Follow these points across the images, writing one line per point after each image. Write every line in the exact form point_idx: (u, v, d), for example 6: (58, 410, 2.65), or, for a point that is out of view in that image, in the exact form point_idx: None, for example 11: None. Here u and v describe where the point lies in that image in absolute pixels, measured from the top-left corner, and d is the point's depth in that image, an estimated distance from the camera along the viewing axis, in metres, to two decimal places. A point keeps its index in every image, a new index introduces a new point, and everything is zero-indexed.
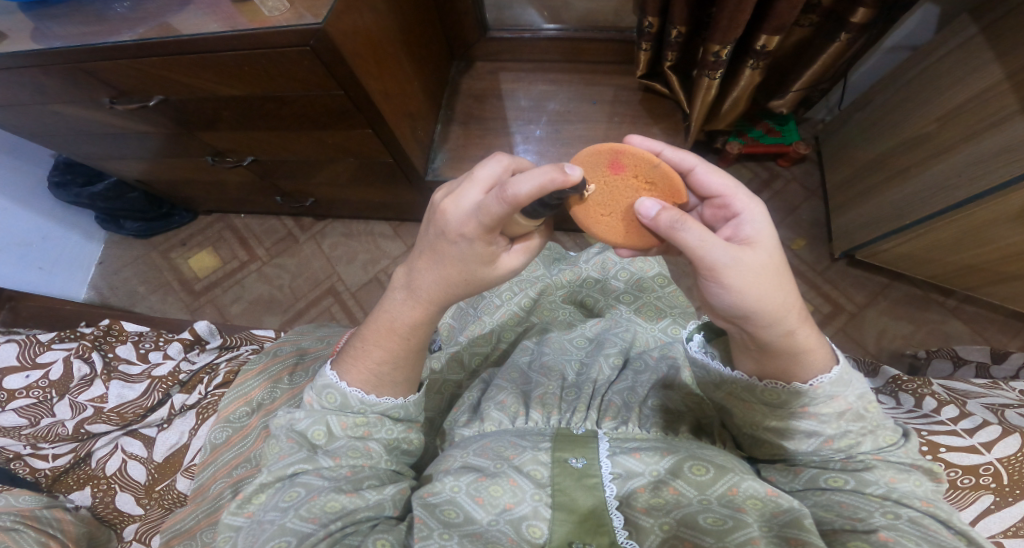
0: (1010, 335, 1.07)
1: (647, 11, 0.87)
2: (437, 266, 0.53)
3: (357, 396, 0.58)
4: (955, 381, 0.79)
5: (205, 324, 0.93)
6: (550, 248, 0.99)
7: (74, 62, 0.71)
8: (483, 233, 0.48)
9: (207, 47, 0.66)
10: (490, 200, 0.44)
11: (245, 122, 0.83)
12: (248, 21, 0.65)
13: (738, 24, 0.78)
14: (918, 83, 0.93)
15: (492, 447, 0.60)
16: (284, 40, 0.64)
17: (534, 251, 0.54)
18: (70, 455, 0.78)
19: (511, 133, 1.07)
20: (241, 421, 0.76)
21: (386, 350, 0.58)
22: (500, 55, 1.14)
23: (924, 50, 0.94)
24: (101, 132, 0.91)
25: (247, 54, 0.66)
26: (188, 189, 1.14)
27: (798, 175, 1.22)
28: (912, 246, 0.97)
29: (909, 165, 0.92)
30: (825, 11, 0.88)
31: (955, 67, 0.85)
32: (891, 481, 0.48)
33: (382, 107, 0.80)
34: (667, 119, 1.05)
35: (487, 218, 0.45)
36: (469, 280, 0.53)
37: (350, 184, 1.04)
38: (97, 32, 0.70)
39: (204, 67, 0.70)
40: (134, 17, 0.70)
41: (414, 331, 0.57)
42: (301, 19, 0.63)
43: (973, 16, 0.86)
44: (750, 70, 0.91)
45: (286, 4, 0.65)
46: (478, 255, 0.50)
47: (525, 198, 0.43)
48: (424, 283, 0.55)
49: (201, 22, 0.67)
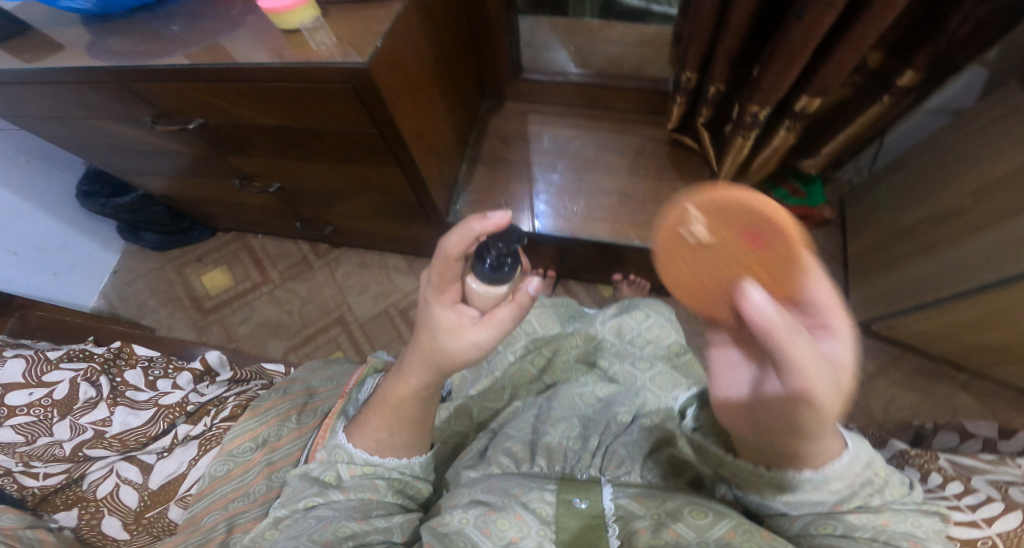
0: (1020, 411, 1.06)
1: (687, 65, 0.87)
2: (423, 328, 0.56)
3: (363, 457, 0.65)
4: (961, 456, 0.79)
5: (216, 356, 0.98)
6: (567, 303, 0.99)
7: (123, 81, 0.71)
8: (438, 295, 0.54)
9: (250, 77, 0.65)
10: (433, 257, 0.52)
11: (277, 150, 0.82)
12: (295, 53, 0.64)
13: (780, 87, 0.76)
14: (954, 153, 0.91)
15: (499, 486, 0.60)
16: (326, 76, 0.63)
17: (497, 323, 0.54)
18: (64, 475, 0.78)
19: (533, 178, 1.07)
20: (244, 456, 0.77)
21: (382, 419, 0.64)
22: (530, 96, 1.14)
23: (967, 116, 0.89)
24: (135, 148, 0.91)
25: (290, 86, 0.66)
26: (209, 207, 1.13)
27: (820, 239, 1.22)
28: (934, 322, 0.96)
29: (938, 240, 0.90)
30: (870, 72, 0.84)
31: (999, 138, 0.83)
32: (885, 522, 0.45)
33: (413, 146, 0.79)
34: (694, 175, 1.04)
35: (428, 271, 0.53)
36: (438, 355, 0.55)
37: (370, 217, 1.04)
38: (145, 51, 0.69)
39: (246, 95, 0.69)
40: (190, 38, 0.70)
41: (407, 402, 0.62)
42: (345, 56, 0.62)
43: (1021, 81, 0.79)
44: (785, 131, 0.89)
45: (333, 39, 0.64)
46: (439, 319, 0.54)
47: (450, 248, 0.50)
48: (413, 361, 0.59)
49: (251, 50, 0.66)
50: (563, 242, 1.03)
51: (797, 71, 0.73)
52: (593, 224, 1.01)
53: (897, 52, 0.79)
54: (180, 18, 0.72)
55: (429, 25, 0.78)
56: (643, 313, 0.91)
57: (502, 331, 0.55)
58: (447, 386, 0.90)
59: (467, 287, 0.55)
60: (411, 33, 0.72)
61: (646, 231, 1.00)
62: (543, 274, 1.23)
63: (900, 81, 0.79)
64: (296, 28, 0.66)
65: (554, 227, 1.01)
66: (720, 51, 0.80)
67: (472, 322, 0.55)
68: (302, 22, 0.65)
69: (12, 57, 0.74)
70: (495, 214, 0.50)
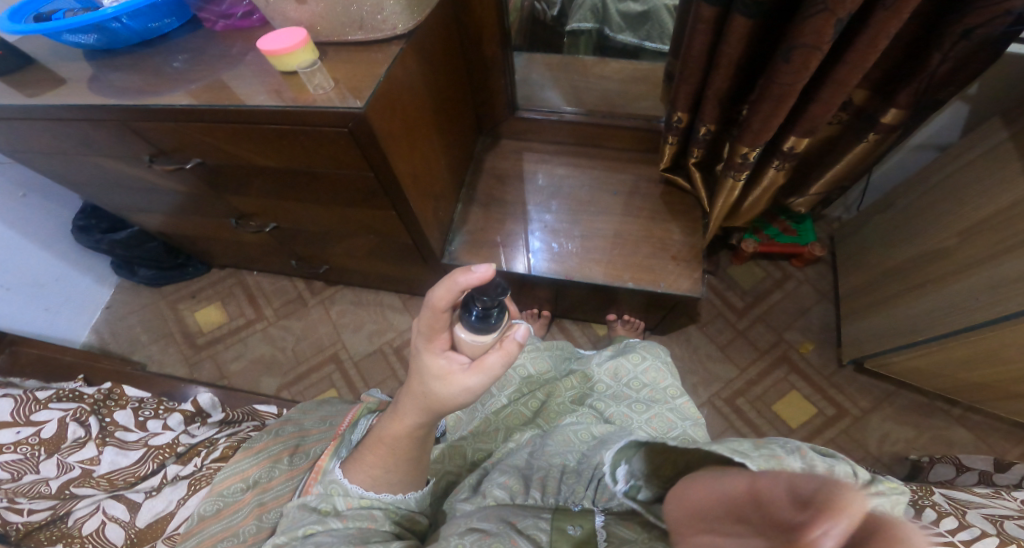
0: (1013, 444, 1.06)
1: (679, 106, 0.88)
2: (417, 374, 0.57)
3: (359, 491, 0.66)
4: (957, 491, 0.80)
5: (208, 398, 0.99)
6: (562, 345, 1.01)
7: (125, 119, 0.68)
8: (428, 343, 0.55)
9: (250, 117, 0.64)
10: (420, 309, 0.54)
11: (273, 191, 0.82)
12: (293, 96, 0.64)
13: (769, 128, 0.78)
14: (940, 192, 0.93)
15: (495, 515, 0.63)
16: (323, 119, 0.63)
17: (486, 369, 0.54)
18: (49, 511, 0.78)
19: (527, 218, 1.08)
20: (233, 496, 0.76)
21: (379, 456, 0.65)
22: (525, 134, 1.16)
23: (949, 154, 0.93)
24: (131, 186, 0.90)
25: (290, 129, 0.65)
26: (204, 244, 1.13)
27: (811, 277, 1.23)
28: (924, 361, 0.97)
29: (929, 278, 0.91)
30: (856, 110, 0.84)
31: (982, 176, 0.84)
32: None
33: (409, 188, 0.80)
34: (686, 215, 1.06)
35: (417, 321, 0.55)
36: (429, 399, 0.56)
37: (367, 256, 1.05)
38: (152, 88, 0.67)
39: (244, 137, 0.68)
40: (190, 73, 0.68)
41: (398, 441, 0.63)
42: (343, 100, 0.63)
43: (1004, 119, 0.84)
44: (774, 171, 0.90)
45: (331, 83, 0.64)
46: (427, 366, 0.55)
47: (436, 301, 0.52)
48: (406, 405, 0.60)
49: (252, 91, 0.64)
50: (557, 283, 1.04)
51: (785, 111, 0.74)
52: (588, 265, 1.02)
53: (881, 93, 0.80)
54: (183, 52, 0.71)
55: (426, 65, 0.79)
56: (639, 355, 0.92)
57: (492, 377, 0.55)
58: (440, 427, 0.94)
59: (458, 335, 0.56)
60: (410, 74, 0.73)
61: (640, 273, 1.01)
62: (538, 314, 1.25)
63: (885, 119, 0.80)
64: (292, 70, 0.65)
65: (546, 269, 1.02)
66: (711, 93, 0.81)
67: (462, 368, 0.55)
68: (300, 64, 0.63)
69: (13, 91, 0.73)
70: (478, 267, 0.50)
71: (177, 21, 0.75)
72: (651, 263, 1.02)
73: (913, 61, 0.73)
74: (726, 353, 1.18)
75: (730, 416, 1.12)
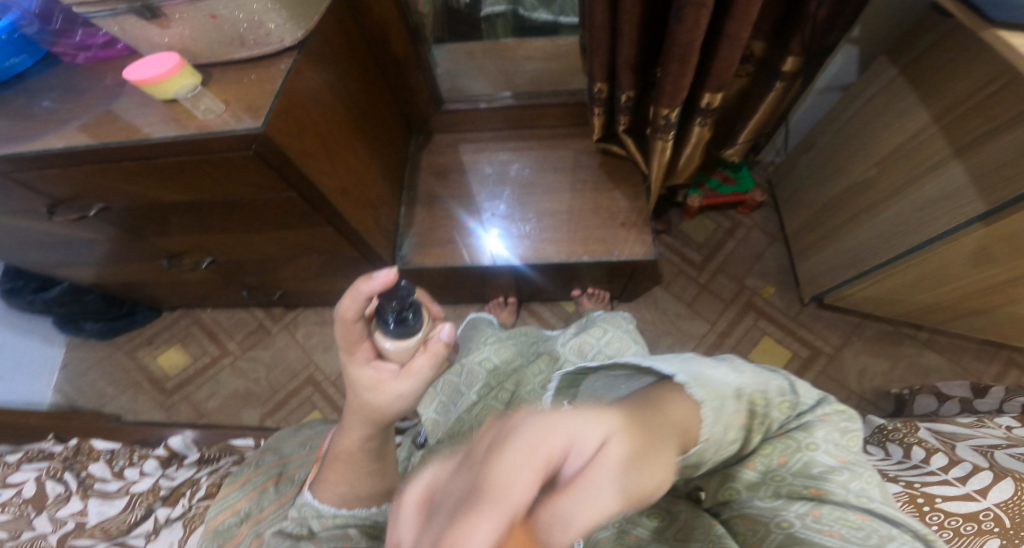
0: (987, 362, 1.07)
1: (596, 77, 0.87)
2: (350, 390, 0.56)
3: (332, 509, 0.64)
4: (941, 423, 0.81)
5: (180, 439, 1.01)
6: (528, 331, 1.02)
7: (7, 171, 0.67)
8: (351, 357, 0.55)
9: (148, 153, 0.63)
10: (336, 324, 0.53)
11: (197, 225, 0.81)
12: (184, 124, 0.62)
13: (682, 86, 0.78)
14: (853, 128, 0.92)
15: None
16: (225, 145, 0.62)
17: (416, 372, 0.53)
18: None
19: (478, 205, 1.08)
20: (229, 531, 0.73)
21: (339, 473, 0.64)
22: (457, 126, 1.15)
23: (852, 92, 0.93)
24: (52, 243, 0.89)
25: (193, 158, 0.64)
26: (147, 289, 1.12)
27: (759, 222, 1.23)
28: (876, 290, 0.97)
29: (860, 211, 0.91)
30: (759, 60, 0.84)
31: (885, 109, 0.84)
32: (782, 462, 0.44)
33: (338, 201, 0.80)
34: (627, 181, 1.06)
35: (335, 336, 0.54)
36: (368, 412, 0.55)
37: (318, 274, 1.04)
38: (24, 131, 0.65)
39: (146, 174, 0.67)
40: (64, 112, 0.66)
41: (354, 457, 0.62)
42: (240, 122, 0.62)
43: (890, 57, 0.83)
44: (700, 128, 0.90)
45: (222, 104, 0.63)
46: (356, 379, 0.55)
47: (346, 312, 0.52)
48: (352, 422, 0.59)
49: (134, 125, 0.63)
50: (517, 271, 1.04)
51: (692, 70, 0.75)
52: (541, 247, 1.02)
53: (776, 39, 0.80)
54: (51, 91, 0.69)
55: (332, 77, 0.78)
56: (601, 329, 0.92)
57: (423, 380, 0.54)
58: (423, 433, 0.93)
59: (381, 344, 0.55)
60: (316, 86, 0.73)
61: (593, 246, 1.01)
62: (504, 303, 1.24)
63: (785, 68, 0.80)
64: (173, 97, 0.63)
65: (511, 257, 1.02)
66: (622, 61, 0.81)
67: (392, 376, 0.54)
68: (178, 91, 0.62)
69: None
70: (379, 272, 0.50)
71: (31, 58, 0.72)
72: (602, 234, 1.02)
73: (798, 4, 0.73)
74: (694, 310, 1.18)
75: None
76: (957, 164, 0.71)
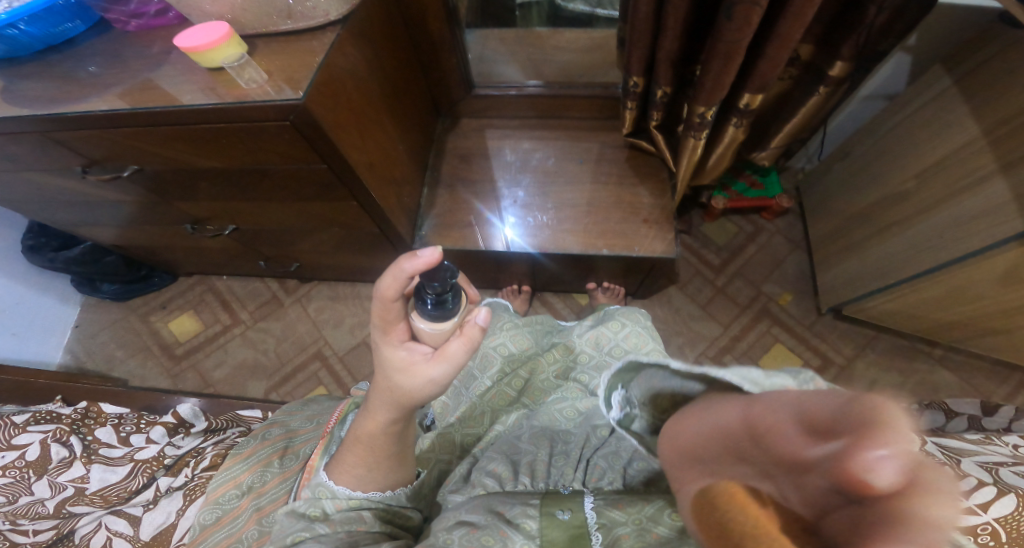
0: (997, 381, 1.07)
1: (632, 71, 0.86)
2: (379, 370, 0.56)
3: (346, 492, 0.64)
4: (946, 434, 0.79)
5: (189, 407, 0.98)
6: (543, 319, 1.02)
7: (44, 129, 0.66)
8: (385, 337, 0.55)
9: (185, 119, 0.62)
10: (373, 302, 0.53)
11: (225, 193, 0.80)
12: (225, 92, 0.61)
13: (723, 85, 0.77)
14: (897, 135, 0.92)
15: (483, 504, 0.61)
16: (262, 114, 0.61)
17: (451, 357, 0.53)
18: (52, 531, 0.77)
19: (498, 194, 1.06)
20: (230, 503, 0.75)
21: (358, 456, 0.63)
22: (485, 112, 1.14)
23: (900, 100, 0.93)
24: (78, 202, 0.87)
25: (227, 126, 0.63)
26: (165, 253, 1.11)
27: (781, 228, 1.23)
28: (897, 305, 0.98)
29: (892, 223, 0.91)
30: (804, 63, 0.84)
31: (933, 120, 0.83)
32: None
33: (367, 178, 0.79)
34: (653, 178, 1.05)
35: (370, 314, 0.54)
36: (396, 394, 0.55)
37: (336, 249, 1.04)
38: (67, 96, 0.64)
39: (180, 139, 0.66)
40: (110, 73, 0.65)
41: (374, 438, 0.61)
42: (279, 92, 0.61)
43: (946, 66, 0.84)
44: (734, 128, 0.89)
45: (264, 75, 0.62)
46: (388, 359, 0.54)
47: (387, 291, 0.51)
48: (375, 402, 0.58)
49: (177, 88, 0.62)
50: (531, 258, 1.04)
51: (735, 68, 0.73)
52: (561, 237, 1.01)
53: (827, 43, 0.79)
54: (97, 57, 0.68)
55: (371, 51, 0.77)
56: (618, 323, 0.91)
57: (457, 365, 0.54)
58: (430, 416, 0.93)
59: (416, 326, 0.55)
60: (355, 56, 0.72)
61: (613, 239, 1.00)
62: (518, 290, 1.25)
63: (832, 72, 0.80)
64: (219, 66, 0.62)
65: (523, 244, 1.01)
66: (662, 55, 0.80)
67: (424, 359, 0.54)
68: (225, 60, 0.61)
69: None
70: (423, 250, 0.49)
71: (83, 24, 0.71)
72: (623, 228, 1.01)
73: (851, 11, 0.73)
74: (709, 312, 1.18)
75: None
76: (1002, 180, 0.71)
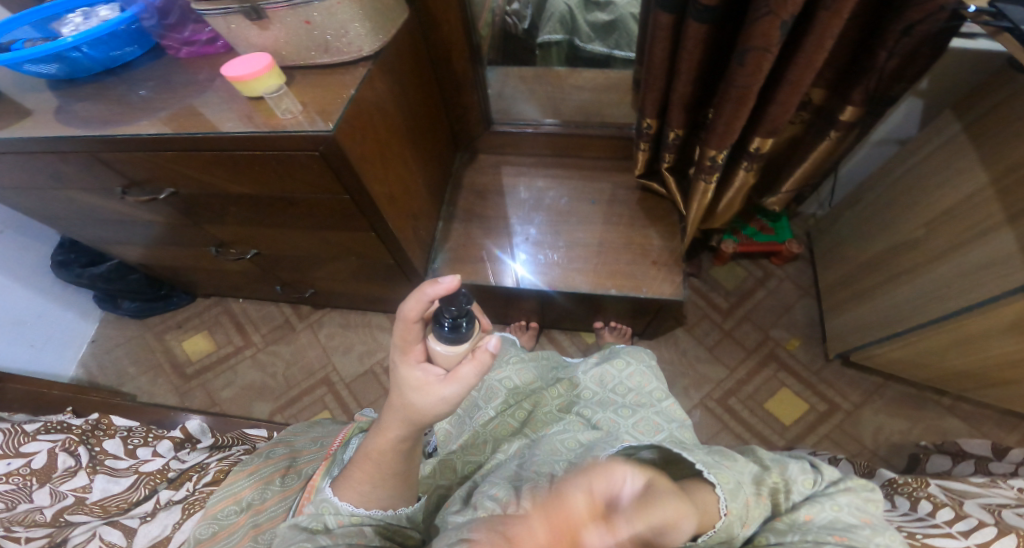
0: (1008, 430, 1.06)
1: (647, 112, 0.90)
2: (395, 388, 0.58)
3: (349, 508, 0.64)
4: (954, 481, 0.78)
5: (197, 423, 0.99)
6: (548, 355, 1.02)
7: (92, 149, 0.69)
8: (404, 357, 0.57)
9: (222, 147, 0.66)
10: (397, 324, 0.56)
11: (250, 218, 0.83)
12: (263, 120, 0.65)
13: (735, 129, 0.79)
14: (905, 184, 0.94)
15: (486, 523, 0.61)
16: (295, 145, 0.65)
17: (461, 380, 0.54)
18: (45, 538, 0.76)
19: (511, 231, 1.09)
20: (228, 519, 0.73)
21: (366, 473, 0.63)
22: (502, 148, 1.19)
23: (909, 147, 0.95)
24: (111, 220, 0.91)
25: (259, 153, 0.66)
26: (187, 274, 1.14)
27: (791, 274, 1.25)
28: (906, 352, 0.98)
29: (901, 271, 0.93)
30: (816, 108, 0.87)
31: (942, 169, 0.86)
32: (810, 519, 0.55)
33: (387, 210, 0.82)
34: (664, 220, 1.08)
35: (392, 334, 0.56)
36: (409, 412, 0.56)
37: (352, 278, 1.06)
38: (117, 118, 0.68)
39: (214, 164, 0.69)
40: (158, 100, 0.69)
41: (381, 456, 0.61)
42: (312, 123, 0.64)
43: (956, 112, 0.87)
44: (745, 172, 0.92)
45: (299, 106, 0.66)
46: (404, 378, 0.56)
47: (409, 313, 0.54)
48: (387, 420, 0.59)
49: (220, 117, 0.66)
50: (542, 295, 1.05)
51: (747, 112, 0.77)
52: (570, 275, 1.03)
53: (838, 89, 0.83)
54: (148, 81, 0.72)
55: (399, 89, 0.81)
56: (623, 362, 0.93)
57: (468, 388, 0.55)
58: (433, 443, 0.94)
59: (434, 349, 0.57)
60: (384, 95, 0.76)
61: (622, 280, 1.02)
62: (526, 326, 1.26)
63: (843, 116, 0.83)
64: (259, 95, 0.66)
65: (534, 281, 1.03)
66: (676, 98, 0.83)
67: (438, 379, 0.55)
68: (266, 89, 0.65)
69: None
70: (444, 278, 0.53)
71: (140, 49, 0.76)
72: (633, 270, 1.03)
73: (862, 58, 0.77)
74: (716, 354, 1.18)
75: (725, 418, 1.12)
76: (1008, 231, 0.73)
